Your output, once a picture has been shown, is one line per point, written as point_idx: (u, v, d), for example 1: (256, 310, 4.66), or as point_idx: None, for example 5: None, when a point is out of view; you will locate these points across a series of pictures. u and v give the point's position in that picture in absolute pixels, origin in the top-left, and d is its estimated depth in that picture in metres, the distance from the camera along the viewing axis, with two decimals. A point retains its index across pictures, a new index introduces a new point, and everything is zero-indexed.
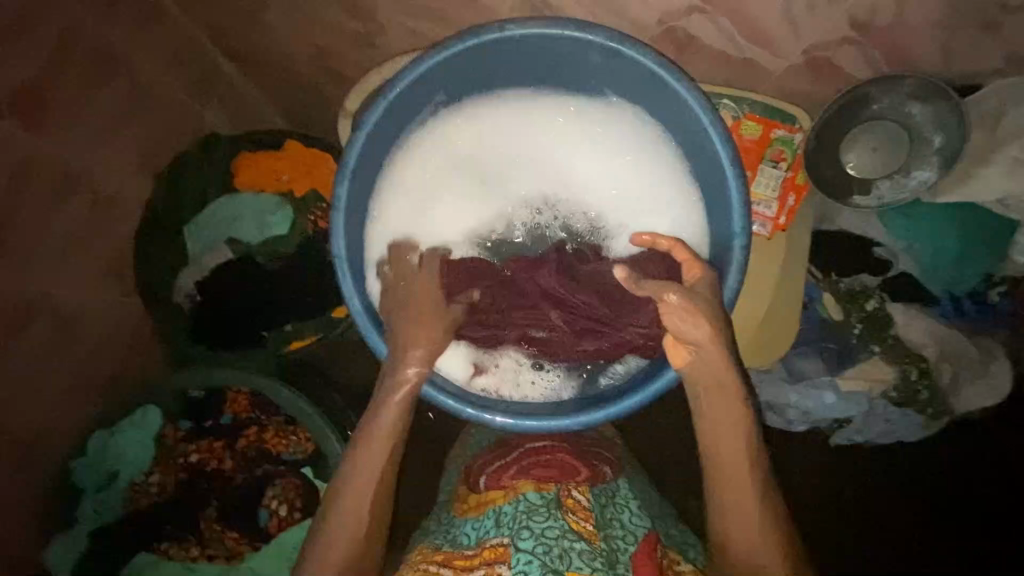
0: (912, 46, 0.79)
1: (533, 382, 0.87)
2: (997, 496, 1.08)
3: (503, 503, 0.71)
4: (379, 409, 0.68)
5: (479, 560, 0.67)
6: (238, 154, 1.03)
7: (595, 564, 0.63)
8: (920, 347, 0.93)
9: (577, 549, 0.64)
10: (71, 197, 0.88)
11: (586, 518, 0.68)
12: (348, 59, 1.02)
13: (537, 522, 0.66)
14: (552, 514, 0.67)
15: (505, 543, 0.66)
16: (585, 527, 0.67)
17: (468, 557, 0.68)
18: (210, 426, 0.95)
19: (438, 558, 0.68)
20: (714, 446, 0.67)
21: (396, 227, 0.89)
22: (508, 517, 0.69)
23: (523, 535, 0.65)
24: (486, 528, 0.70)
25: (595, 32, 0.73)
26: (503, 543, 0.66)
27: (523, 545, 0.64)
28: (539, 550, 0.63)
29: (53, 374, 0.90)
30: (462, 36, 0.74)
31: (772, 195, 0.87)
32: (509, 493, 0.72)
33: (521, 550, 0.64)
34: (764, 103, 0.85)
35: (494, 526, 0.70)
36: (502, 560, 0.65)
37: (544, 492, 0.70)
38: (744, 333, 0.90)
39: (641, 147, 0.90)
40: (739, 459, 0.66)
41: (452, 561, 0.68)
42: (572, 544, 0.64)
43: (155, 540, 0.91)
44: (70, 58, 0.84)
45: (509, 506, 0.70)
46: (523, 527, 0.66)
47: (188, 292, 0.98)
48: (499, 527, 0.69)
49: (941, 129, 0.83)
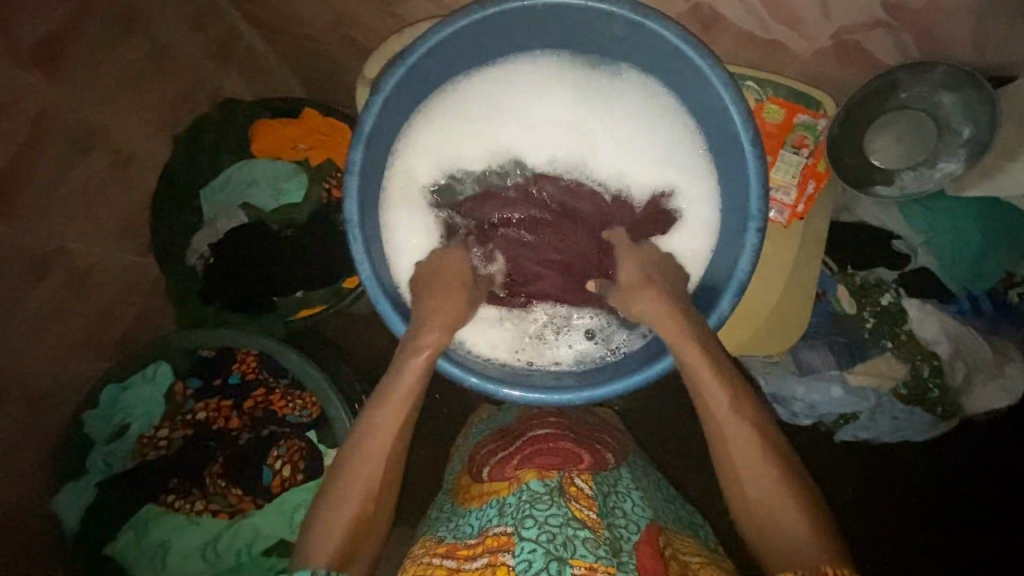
0: (944, 31, 0.77)
1: (563, 350, 0.91)
2: (1002, 500, 1.06)
3: (506, 493, 0.71)
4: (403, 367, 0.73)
5: (482, 548, 0.66)
6: (257, 121, 1.04)
7: (600, 551, 0.62)
8: (932, 344, 0.91)
9: (581, 537, 0.63)
10: (92, 152, 0.89)
11: (589, 506, 0.68)
12: (369, 27, 1.02)
13: (539, 510, 0.66)
14: (554, 501, 0.67)
15: (508, 532, 0.65)
16: (588, 515, 0.67)
17: (471, 547, 0.68)
18: (220, 386, 0.97)
19: (442, 550, 0.69)
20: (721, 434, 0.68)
21: (418, 181, 0.90)
22: (511, 506, 0.68)
23: (525, 524, 0.64)
24: (490, 517, 0.70)
25: (620, 4, 0.73)
26: (507, 532, 0.66)
27: (526, 535, 0.63)
28: (542, 538, 0.63)
29: (69, 326, 0.92)
30: (484, 3, 0.73)
31: (791, 181, 0.85)
32: (512, 484, 0.72)
33: (524, 539, 0.63)
34: (790, 87, 0.83)
35: (497, 515, 0.69)
36: (506, 549, 0.64)
37: (547, 480, 0.70)
38: (757, 320, 0.89)
39: (657, 121, 0.88)
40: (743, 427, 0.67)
41: (455, 552, 0.68)
42: (576, 532, 0.63)
43: (160, 493, 0.93)
44: (95, 11, 0.84)
45: (512, 497, 0.70)
46: (526, 516, 0.65)
47: (201, 254, 1.00)
48: (502, 517, 0.68)
49: (971, 119, 0.81)
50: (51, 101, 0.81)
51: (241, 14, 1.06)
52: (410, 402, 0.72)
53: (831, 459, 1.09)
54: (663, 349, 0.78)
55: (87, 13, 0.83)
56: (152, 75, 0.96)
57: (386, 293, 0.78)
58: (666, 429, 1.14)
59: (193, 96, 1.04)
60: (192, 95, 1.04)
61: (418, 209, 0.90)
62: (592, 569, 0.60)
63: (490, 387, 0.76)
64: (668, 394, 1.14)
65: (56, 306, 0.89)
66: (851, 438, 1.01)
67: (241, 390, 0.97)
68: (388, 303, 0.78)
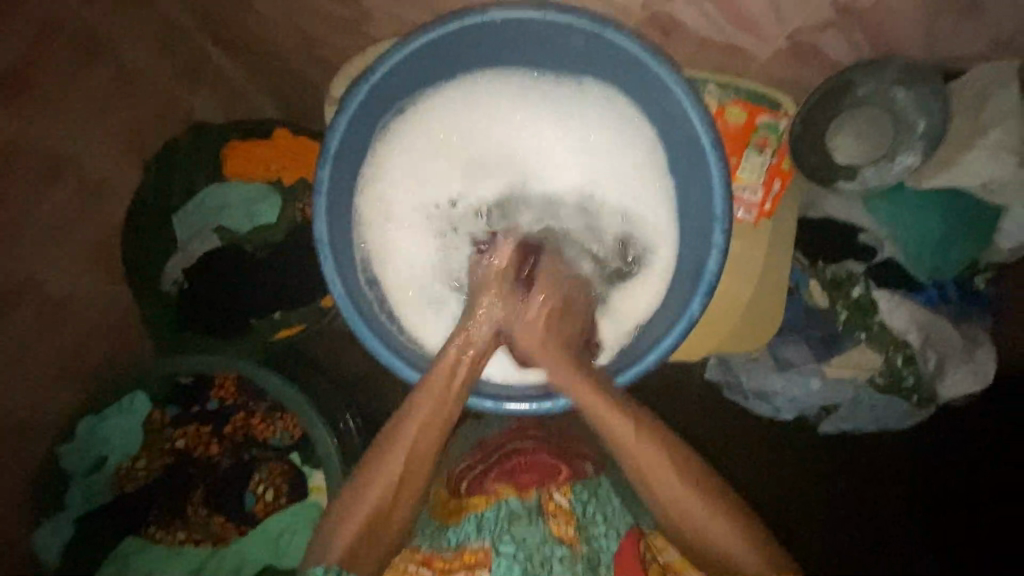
0: (892, 29, 0.81)
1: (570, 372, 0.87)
2: (978, 487, 1.07)
3: (485, 507, 0.74)
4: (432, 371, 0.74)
5: (458, 564, 0.69)
6: (229, 142, 1.02)
7: (575, 569, 0.68)
8: (903, 333, 0.93)
9: (557, 557, 0.69)
10: (60, 182, 0.89)
11: (568, 521, 0.72)
12: (336, 46, 1.03)
13: (519, 530, 0.70)
14: (534, 521, 0.71)
15: (485, 548, 0.70)
16: (566, 531, 0.71)
17: (448, 560, 0.70)
18: (199, 412, 0.96)
19: (418, 558, 0.70)
20: (610, 431, 0.71)
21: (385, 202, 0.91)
22: (490, 521, 0.72)
23: (502, 539, 0.70)
24: (468, 532, 0.72)
25: (577, 16, 0.74)
26: (483, 549, 0.70)
27: (503, 549, 0.69)
28: (518, 556, 0.68)
29: (42, 360, 0.90)
30: (445, 19, 0.75)
31: (756, 181, 0.88)
32: (490, 498, 0.74)
33: (501, 554, 0.68)
34: (749, 90, 0.86)
35: (476, 530, 0.72)
36: (481, 565, 0.69)
37: (526, 500, 0.73)
38: (727, 323, 0.91)
39: (621, 133, 0.90)
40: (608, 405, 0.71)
41: (432, 562, 0.70)
42: (552, 553, 0.69)
43: (141, 525, 0.92)
44: (59, 39, 0.85)
45: (491, 511, 0.73)
46: (505, 532, 0.70)
47: (176, 280, 0.98)
48: (480, 532, 0.71)
49: (925, 113, 0.85)
50: (15, 134, 0.81)
51: (209, 37, 1.07)
52: (440, 408, 0.72)
53: (817, 455, 1.10)
54: (631, 359, 0.80)
55: (54, 40, 0.84)
56: (121, 101, 0.96)
57: (358, 306, 0.79)
58: None
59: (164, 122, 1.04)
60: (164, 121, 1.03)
61: (392, 227, 0.92)
62: None
63: (470, 399, 0.79)
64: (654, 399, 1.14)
65: (29, 340, 0.88)
66: (835, 429, 1.02)
67: (220, 415, 0.96)
68: (362, 319, 0.78)
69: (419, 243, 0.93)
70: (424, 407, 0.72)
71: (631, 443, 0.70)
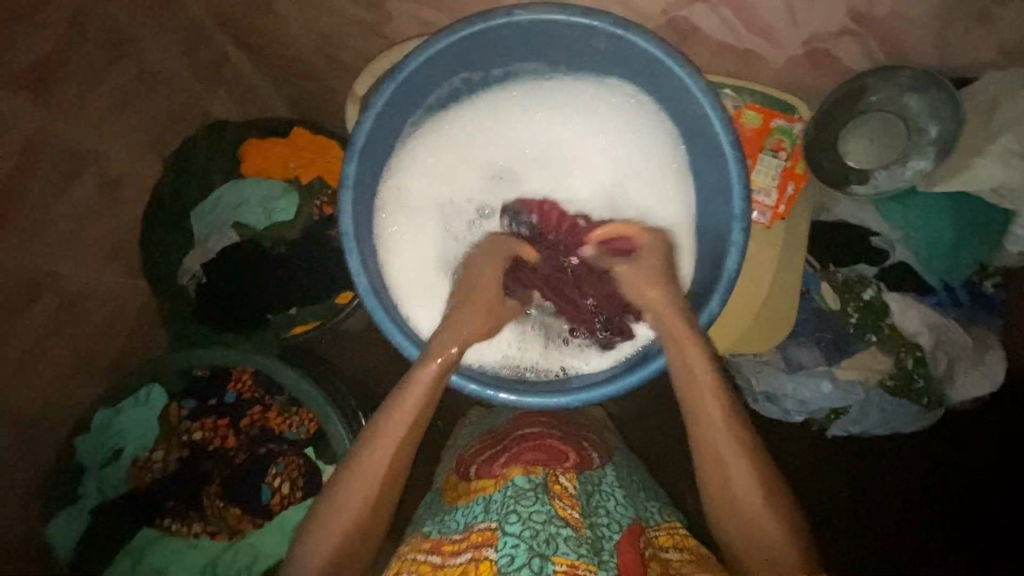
0: (906, 38, 0.83)
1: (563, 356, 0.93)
2: (982, 490, 1.08)
3: (493, 490, 0.73)
4: (413, 378, 0.72)
5: (467, 543, 0.68)
6: (247, 142, 1.03)
7: (581, 550, 0.64)
8: (914, 335, 0.95)
9: (563, 535, 0.65)
10: (83, 177, 0.90)
11: (573, 505, 0.70)
12: (355, 46, 1.04)
13: (524, 506, 0.67)
14: (539, 498, 0.69)
15: (492, 527, 0.67)
16: (571, 514, 0.69)
17: (456, 541, 0.69)
18: (216, 405, 0.96)
19: (427, 546, 0.70)
20: (702, 421, 0.71)
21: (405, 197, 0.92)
22: (496, 502, 0.70)
23: (509, 520, 0.66)
24: (475, 514, 0.71)
25: (601, 19, 0.76)
26: (491, 527, 0.67)
27: (509, 530, 0.65)
28: (525, 534, 0.64)
29: (59, 353, 0.91)
30: (472, 19, 0.76)
31: (771, 183, 0.90)
32: (498, 481, 0.73)
33: (507, 533, 0.65)
34: (765, 94, 0.88)
35: (482, 510, 0.71)
36: (489, 543, 0.66)
37: (532, 477, 0.72)
38: (744, 322, 0.92)
39: (639, 134, 0.92)
40: (708, 386, 0.71)
41: (439, 548, 0.69)
42: (558, 530, 0.65)
43: (155, 516, 0.92)
44: (86, 36, 0.86)
45: (498, 493, 0.72)
46: (511, 511, 0.67)
47: (193, 274, 1.00)
48: (487, 512, 0.70)
49: (936, 119, 0.87)
50: (40, 125, 0.82)
51: (229, 36, 1.08)
52: (421, 411, 0.71)
53: (823, 456, 1.11)
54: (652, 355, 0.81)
55: (79, 36, 0.85)
56: (143, 98, 0.97)
57: (380, 298, 0.80)
58: (659, 433, 1.16)
59: (184, 120, 1.05)
60: (184, 118, 1.05)
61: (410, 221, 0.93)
62: (573, 565, 0.62)
63: (487, 393, 0.80)
64: (661, 399, 1.15)
65: (47, 333, 0.88)
66: (843, 433, 1.02)
67: (237, 408, 0.96)
68: (384, 312, 0.79)
69: (437, 237, 0.94)
70: (404, 417, 0.70)
71: (726, 447, 0.69)
